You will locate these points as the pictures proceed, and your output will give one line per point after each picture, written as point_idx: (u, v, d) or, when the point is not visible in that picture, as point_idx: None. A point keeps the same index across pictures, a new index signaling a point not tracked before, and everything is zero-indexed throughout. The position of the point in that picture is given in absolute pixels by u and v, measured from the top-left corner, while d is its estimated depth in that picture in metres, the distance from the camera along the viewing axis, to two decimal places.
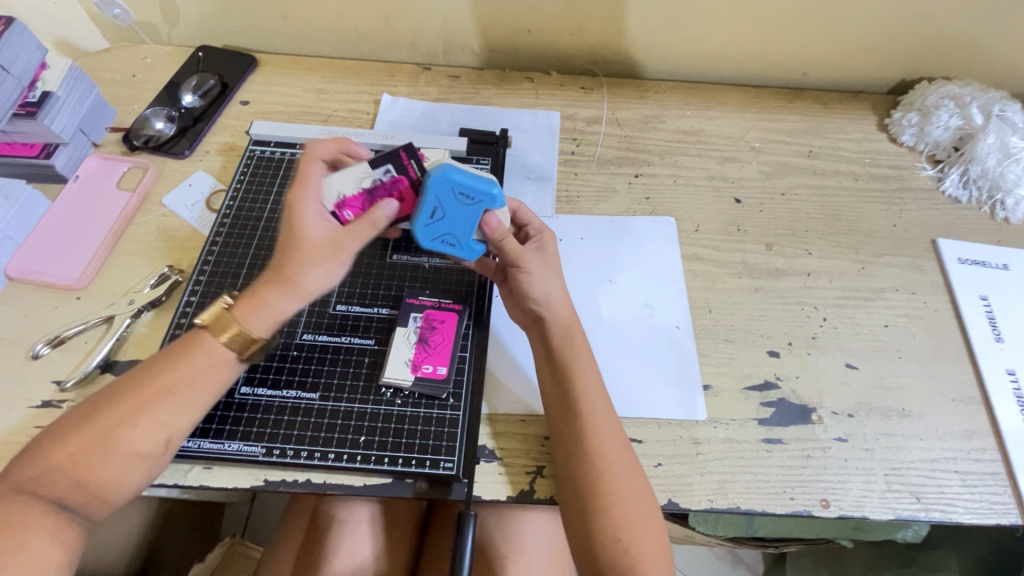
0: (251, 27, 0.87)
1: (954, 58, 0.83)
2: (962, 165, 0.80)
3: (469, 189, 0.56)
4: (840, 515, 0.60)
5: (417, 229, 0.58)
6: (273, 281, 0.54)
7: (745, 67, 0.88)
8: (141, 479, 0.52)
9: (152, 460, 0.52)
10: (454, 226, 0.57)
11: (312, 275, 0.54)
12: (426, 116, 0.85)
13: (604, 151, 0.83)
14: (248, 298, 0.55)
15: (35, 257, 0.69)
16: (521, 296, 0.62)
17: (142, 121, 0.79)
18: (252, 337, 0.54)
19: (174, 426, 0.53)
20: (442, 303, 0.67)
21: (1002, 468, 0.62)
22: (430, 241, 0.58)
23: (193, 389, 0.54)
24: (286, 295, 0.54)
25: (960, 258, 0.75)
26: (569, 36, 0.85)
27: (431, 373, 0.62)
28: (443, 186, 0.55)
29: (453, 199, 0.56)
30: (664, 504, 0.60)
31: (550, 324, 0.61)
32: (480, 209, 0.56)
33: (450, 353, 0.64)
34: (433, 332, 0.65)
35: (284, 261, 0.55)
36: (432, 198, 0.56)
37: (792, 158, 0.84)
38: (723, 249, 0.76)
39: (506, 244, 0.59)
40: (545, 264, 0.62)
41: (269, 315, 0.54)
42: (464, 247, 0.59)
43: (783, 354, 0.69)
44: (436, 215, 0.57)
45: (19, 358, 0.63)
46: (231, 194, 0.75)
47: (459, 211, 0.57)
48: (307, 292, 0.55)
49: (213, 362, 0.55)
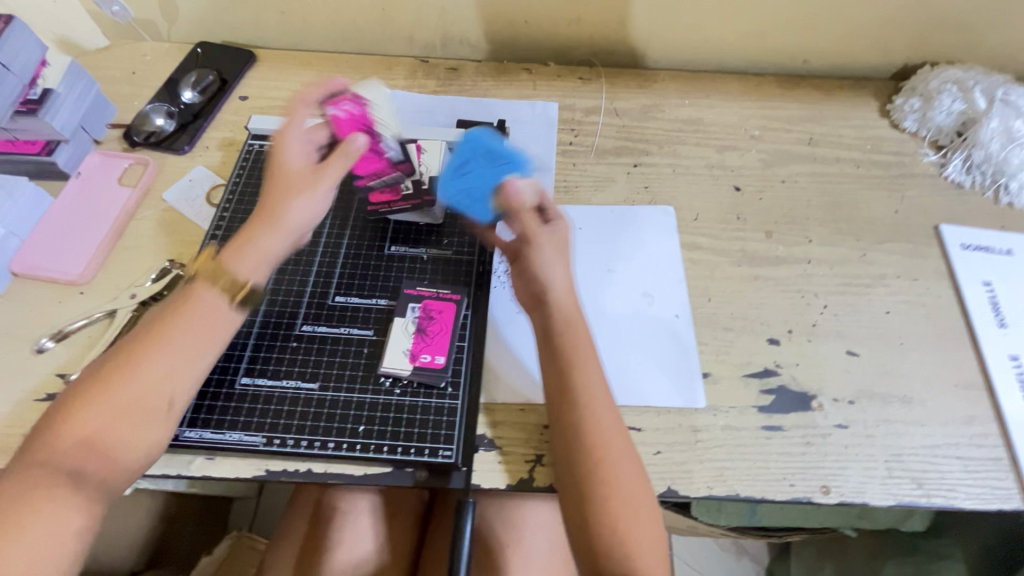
0: (249, 23, 0.87)
1: (957, 41, 0.82)
2: (965, 150, 0.79)
3: (495, 151, 0.67)
4: (841, 501, 0.60)
5: (443, 183, 0.66)
6: (255, 221, 0.58)
7: (745, 54, 0.87)
8: (156, 440, 0.53)
9: (165, 419, 0.53)
10: (477, 182, 0.65)
11: (295, 206, 0.58)
12: (425, 109, 0.85)
13: (602, 141, 0.83)
14: (235, 242, 0.58)
15: (40, 252, 0.70)
16: (529, 275, 0.61)
17: (142, 117, 0.80)
18: (243, 278, 0.56)
19: (180, 382, 0.54)
20: (440, 293, 0.68)
21: (1005, 453, 0.62)
22: (450, 194, 0.66)
23: (193, 344, 0.55)
24: (271, 229, 0.58)
25: (963, 244, 0.74)
26: (567, 25, 0.84)
27: (430, 362, 0.63)
28: (473, 147, 0.67)
29: (481, 158, 0.66)
30: (663, 492, 0.60)
31: (551, 308, 0.60)
32: (503, 170, 0.66)
33: (448, 342, 0.64)
34: (431, 322, 0.65)
35: (267, 199, 0.59)
36: (463, 155, 0.67)
37: (792, 145, 0.83)
38: (722, 237, 0.76)
39: (523, 215, 0.62)
40: (557, 246, 0.61)
41: (257, 253, 0.57)
42: (481, 205, 0.65)
43: (783, 341, 0.68)
44: (464, 169, 0.66)
45: (25, 352, 0.64)
46: (231, 188, 0.75)
47: (482, 169, 0.66)
48: (292, 226, 0.59)
49: (206, 312, 0.56)
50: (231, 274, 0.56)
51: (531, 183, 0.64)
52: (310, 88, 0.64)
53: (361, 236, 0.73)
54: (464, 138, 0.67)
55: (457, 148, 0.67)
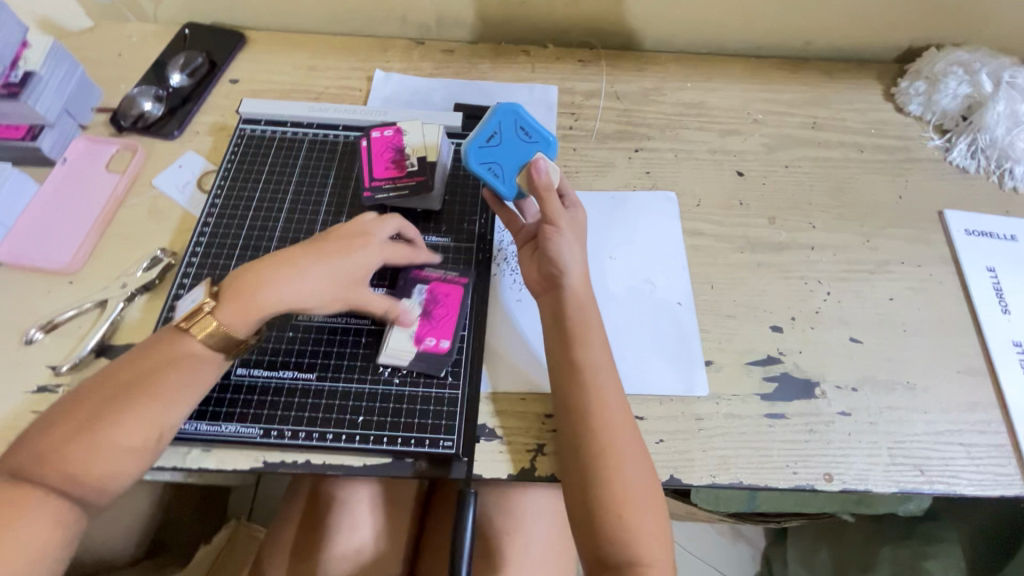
0: (239, 3, 0.85)
1: (964, 23, 0.80)
2: (970, 134, 0.78)
3: (529, 127, 0.64)
4: (844, 488, 0.59)
5: (471, 146, 0.62)
6: (270, 269, 0.57)
7: (748, 36, 0.86)
8: (127, 473, 0.51)
9: (139, 454, 0.51)
10: (505, 157, 0.63)
11: (314, 281, 0.57)
12: (421, 92, 0.83)
13: (603, 126, 0.81)
14: (238, 287, 0.56)
15: (28, 241, 0.68)
16: (547, 256, 0.61)
17: (130, 100, 0.77)
18: (237, 331, 0.55)
19: (160, 419, 0.52)
20: (448, 276, 0.66)
21: (1007, 439, 0.62)
22: (478, 161, 0.62)
23: (178, 383, 0.53)
24: (282, 293, 0.56)
25: (967, 230, 0.74)
26: (566, 6, 0.82)
27: (434, 346, 0.62)
28: (507, 118, 0.64)
29: (514, 132, 0.64)
30: (666, 481, 0.59)
31: (566, 291, 0.60)
32: (533, 149, 0.64)
33: (454, 326, 0.63)
34: (437, 305, 0.64)
35: (298, 259, 0.58)
36: (496, 123, 0.63)
37: (795, 130, 0.82)
38: (725, 223, 0.74)
39: (548, 195, 0.61)
40: (574, 231, 0.63)
41: (251, 304, 0.55)
42: (506, 179, 0.63)
43: (786, 328, 0.68)
44: (494, 139, 0.63)
45: (13, 343, 0.63)
46: (222, 174, 0.73)
47: (512, 144, 0.64)
48: (292, 301, 0.57)
49: (189, 354, 0.55)
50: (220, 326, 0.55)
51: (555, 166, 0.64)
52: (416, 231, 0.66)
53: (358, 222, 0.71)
54: (498, 107, 0.64)
55: (490, 115, 0.64)
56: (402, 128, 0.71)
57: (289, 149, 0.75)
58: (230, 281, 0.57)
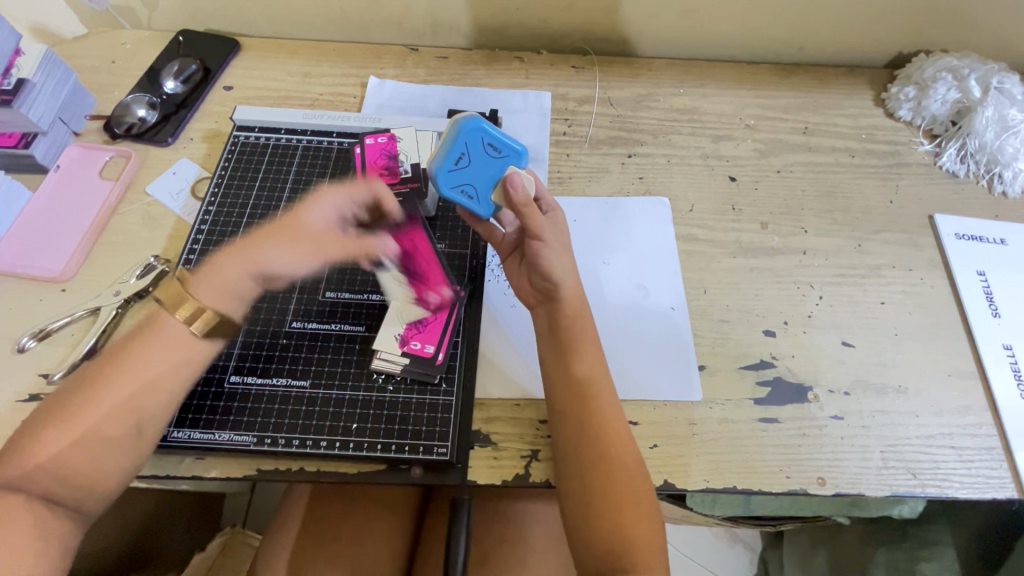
0: (233, 10, 0.85)
1: (952, 30, 0.81)
2: (960, 139, 0.78)
3: (498, 142, 0.59)
4: (837, 492, 0.60)
5: (439, 173, 0.59)
6: (233, 251, 0.57)
7: (740, 42, 0.86)
8: (124, 469, 0.52)
9: (134, 449, 0.52)
10: (475, 176, 0.60)
11: (267, 255, 0.58)
12: (416, 98, 0.83)
13: (596, 131, 0.82)
14: (209, 265, 0.57)
15: (21, 249, 0.68)
16: (538, 272, 0.60)
17: (124, 107, 0.77)
18: (202, 307, 0.55)
19: (150, 412, 0.53)
20: (404, 227, 0.69)
21: (999, 442, 0.62)
22: (449, 188, 0.60)
23: (167, 372, 0.54)
24: (245, 263, 0.57)
25: (958, 234, 0.74)
26: (559, 12, 0.83)
27: (438, 298, 0.65)
28: (473, 135, 0.59)
29: (480, 149, 0.59)
30: (661, 486, 0.60)
31: (561, 301, 0.60)
32: (504, 163, 0.60)
33: (444, 276, 0.67)
34: (415, 261, 0.68)
35: (256, 236, 0.58)
36: (462, 144, 0.59)
37: (787, 135, 0.82)
38: (718, 228, 0.75)
39: (529, 211, 0.59)
40: (559, 240, 0.61)
41: (217, 282, 0.56)
42: (481, 200, 0.60)
43: (779, 333, 0.68)
44: (461, 160, 0.59)
45: (6, 351, 0.62)
46: (216, 181, 0.73)
47: (482, 161, 0.60)
48: (262, 266, 0.58)
49: (176, 342, 0.54)
50: (193, 299, 0.55)
51: (528, 175, 0.62)
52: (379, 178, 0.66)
53: None
54: (462, 124, 0.59)
55: (454, 135, 0.59)
56: (394, 133, 0.72)
57: (284, 156, 0.75)
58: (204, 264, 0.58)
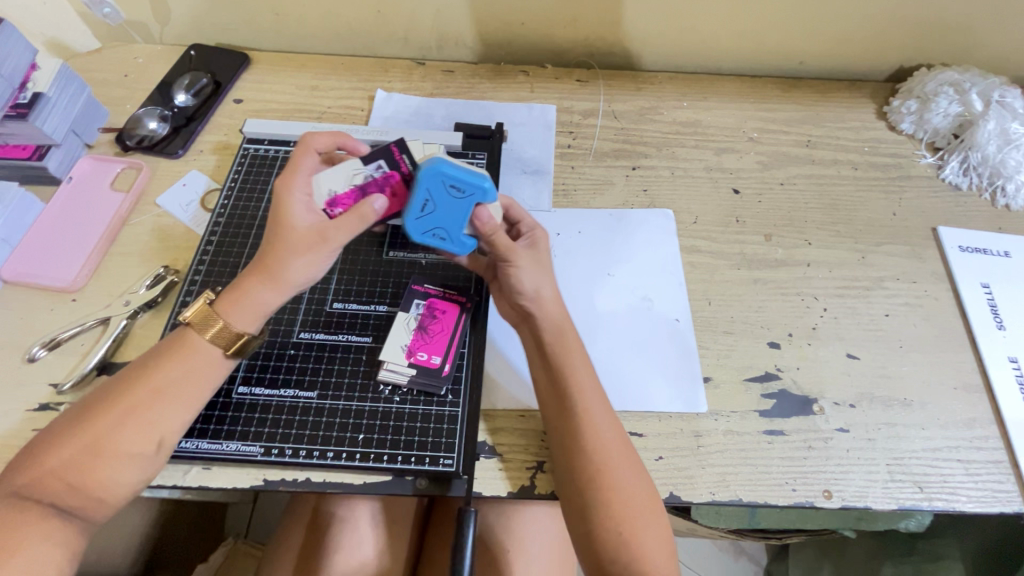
0: (243, 25, 0.87)
1: (951, 45, 0.82)
2: (962, 152, 0.79)
3: (460, 182, 0.56)
4: (843, 505, 0.60)
5: (407, 222, 0.59)
6: (256, 272, 0.55)
7: (743, 57, 0.87)
8: (136, 482, 0.51)
9: (146, 462, 0.51)
10: (446, 219, 0.59)
11: (294, 265, 0.55)
12: (422, 112, 0.84)
13: (601, 144, 0.83)
14: (234, 291, 0.55)
15: (30, 259, 0.69)
16: (514, 292, 0.61)
17: (135, 120, 0.79)
18: (239, 332, 0.55)
19: (165, 426, 0.52)
20: (447, 294, 0.67)
21: (1005, 455, 0.62)
22: (420, 234, 0.60)
23: (181, 383, 0.53)
24: (264, 284, 0.55)
25: (961, 246, 0.75)
26: (564, 28, 0.84)
27: (426, 361, 0.62)
28: (435, 180, 0.56)
29: (445, 193, 0.57)
30: (666, 497, 0.60)
31: (540, 321, 0.60)
32: (471, 203, 0.57)
33: (446, 343, 0.63)
34: (433, 321, 0.65)
35: (268, 251, 0.55)
36: (424, 191, 0.57)
37: (790, 148, 0.83)
38: (722, 240, 0.75)
39: (497, 237, 0.59)
40: (536, 260, 0.62)
41: (254, 307, 0.55)
42: (454, 240, 0.61)
43: (783, 344, 0.68)
44: (427, 208, 0.58)
45: (17, 361, 0.63)
46: (226, 192, 0.74)
47: (448, 204, 0.58)
48: (285, 279, 0.55)
49: (198, 358, 0.54)
50: (225, 324, 0.55)
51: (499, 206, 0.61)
52: (322, 136, 0.63)
53: (359, 241, 0.72)
54: (421, 171, 0.56)
55: (416, 182, 0.57)
56: None
57: None
58: (226, 289, 0.56)
